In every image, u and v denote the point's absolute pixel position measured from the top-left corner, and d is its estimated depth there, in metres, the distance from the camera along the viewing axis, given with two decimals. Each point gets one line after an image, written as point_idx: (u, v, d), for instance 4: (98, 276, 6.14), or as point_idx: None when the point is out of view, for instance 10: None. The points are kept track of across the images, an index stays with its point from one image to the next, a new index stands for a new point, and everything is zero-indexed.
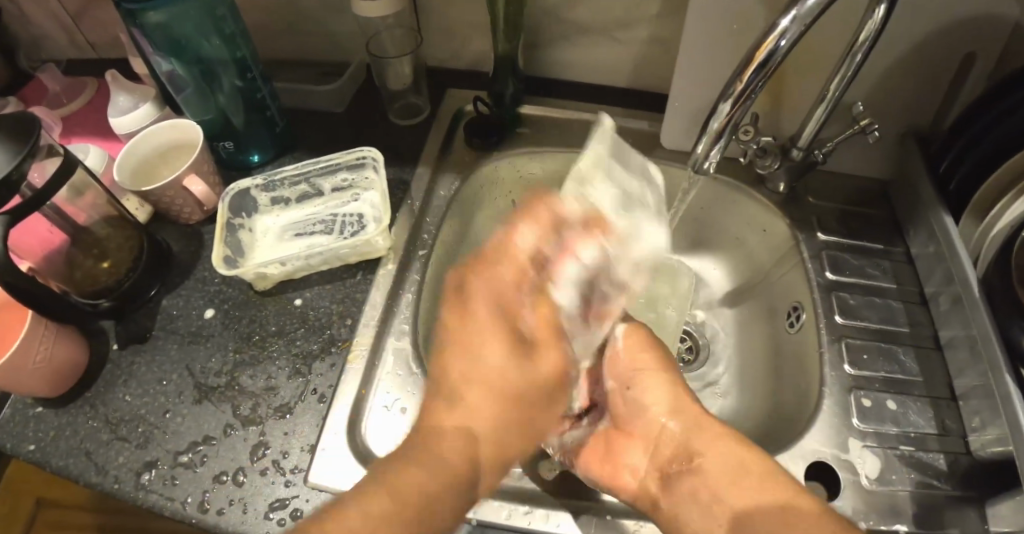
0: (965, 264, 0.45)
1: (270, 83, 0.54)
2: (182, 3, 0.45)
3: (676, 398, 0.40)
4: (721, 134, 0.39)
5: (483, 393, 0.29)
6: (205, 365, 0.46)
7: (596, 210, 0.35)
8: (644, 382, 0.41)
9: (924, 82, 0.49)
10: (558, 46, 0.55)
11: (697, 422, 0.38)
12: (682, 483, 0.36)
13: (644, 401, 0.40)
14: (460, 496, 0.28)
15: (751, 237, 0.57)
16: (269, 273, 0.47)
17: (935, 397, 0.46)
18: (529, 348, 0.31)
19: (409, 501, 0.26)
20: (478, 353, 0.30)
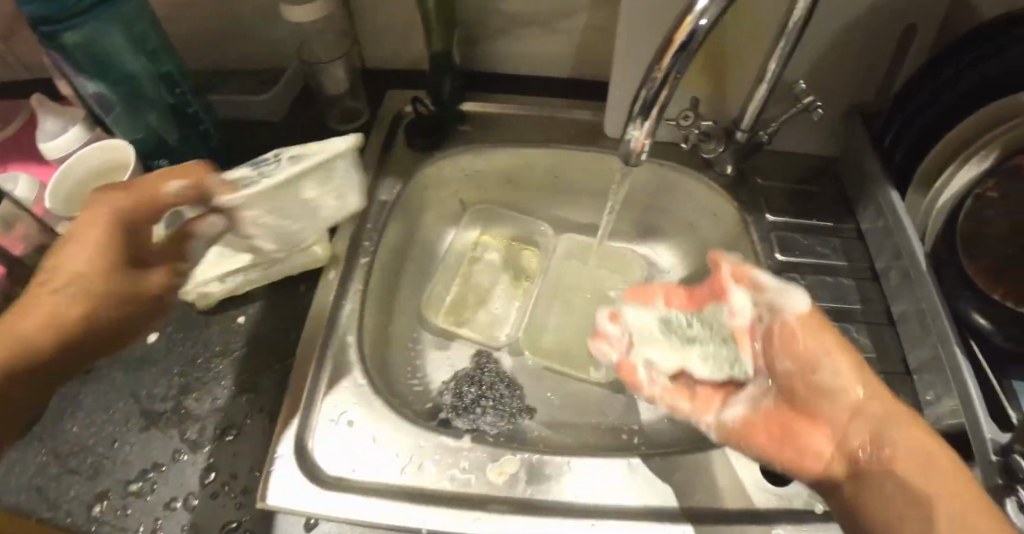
0: (912, 238, 0.45)
1: (200, 96, 0.53)
2: (105, 22, 0.43)
3: (875, 388, 0.33)
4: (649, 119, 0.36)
5: (47, 310, 0.30)
6: (151, 390, 0.45)
7: (687, 368, 0.42)
8: (818, 339, 0.36)
9: (867, 55, 0.48)
10: (496, 39, 0.53)
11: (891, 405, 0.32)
12: (874, 481, 0.31)
13: (833, 377, 0.35)
14: (79, 312, 0.31)
15: (702, 221, 0.56)
16: (206, 289, 0.46)
17: (890, 372, 0.46)
18: (135, 265, 0.34)
19: (53, 331, 0.31)
20: (89, 236, 0.32)
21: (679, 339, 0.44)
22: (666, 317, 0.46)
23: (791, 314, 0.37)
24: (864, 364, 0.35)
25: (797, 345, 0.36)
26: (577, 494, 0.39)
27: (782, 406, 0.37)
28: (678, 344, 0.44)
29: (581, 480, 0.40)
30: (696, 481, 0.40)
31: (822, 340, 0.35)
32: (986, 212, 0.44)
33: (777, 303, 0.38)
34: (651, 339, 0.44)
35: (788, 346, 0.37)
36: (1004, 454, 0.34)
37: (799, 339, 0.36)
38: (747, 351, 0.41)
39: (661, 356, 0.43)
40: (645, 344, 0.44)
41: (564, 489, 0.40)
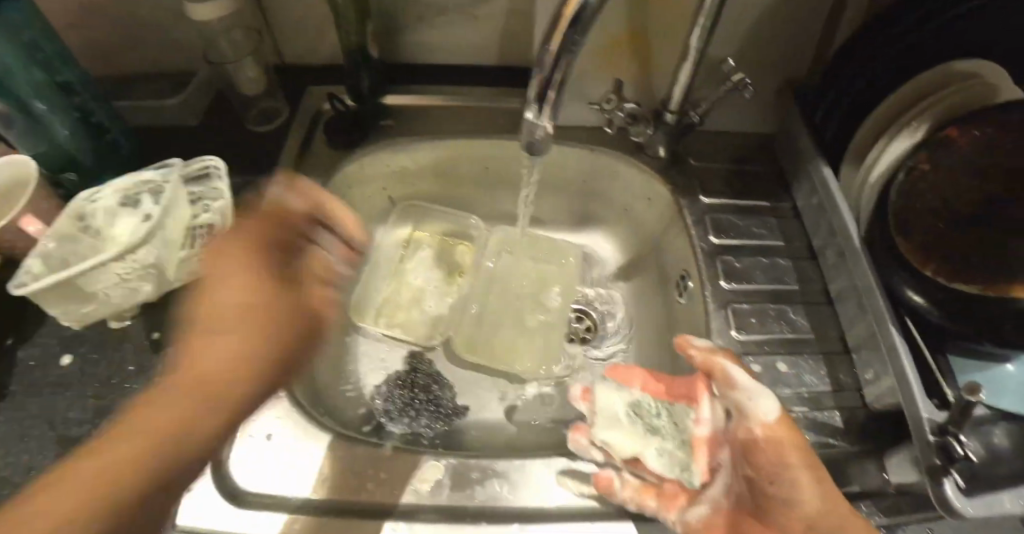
0: (845, 215, 0.44)
1: (104, 103, 0.50)
2: None
3: (833, 503, 0.32)
4: (546, 89, 0.33)
5: None
6: (67, 416, 0.42)
7: (643, 457, 0.40)
8: (778, 452, 0.34)
9: (796, 29, 0.47)
10: (416, 29, 0.51)
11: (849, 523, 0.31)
12: None
13: (792, 481, 0.33)
14: None
15: (637, 206, 0.54)
16: (82, 310, 0.41)
17: (829, 352, 0.45)
18: None
19: None
20: None
21: (643, 428, 0.41)
22: (635, 405, 0.43)
23: (757, 421, 0.35)
24: (822, 468, 0.33)
25: (764, 466, 0.34)
26: (509, 498, 0.38)
27: (743, 512, 0.35)
28: (641, 432, 0.41)
29: (514, 483, 0.39)
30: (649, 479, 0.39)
31: (784, 454, 0.33)
32: (918, 186, 0.41)
33: (745, 405, 0.36)
34: (613, 427, 0.42)
35: (752, 456, 0.35)
36: (941, 434, 0.34)
37: (763, 452, 0.34)
38: (703, 460, 0.37)
39: (632, 448, 0.40)
40: (608, 428, 0.41)
41: (495, 493, 0.38)
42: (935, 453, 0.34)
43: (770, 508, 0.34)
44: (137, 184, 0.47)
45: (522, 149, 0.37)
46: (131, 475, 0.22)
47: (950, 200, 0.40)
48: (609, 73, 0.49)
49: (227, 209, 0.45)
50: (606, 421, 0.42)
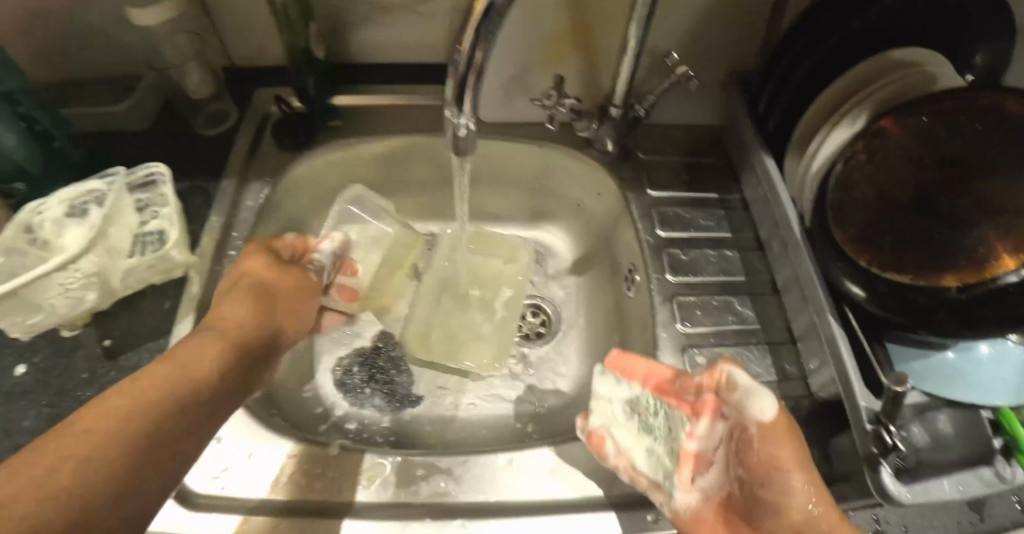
0: (785, 206, 0.45)
1: (52, 110, 0.49)
2: None
3: (826, 506, 0.30)
4: (463, 84, 0.32)
5: None
6: (20, 424, 0.43)
7: (635, 464, 0.36)
8: (780, 457, 0.31)
9: (740, 20, 0.47)
10: (360, 27, 0.50)
11: (840, 527, 0.29)
12: None
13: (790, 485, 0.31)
14: None
15: (588, 201, 0.54)
16: (31, 321, 0.40)
17: (774, 342, 0.46)
18: None
19: None
20: None
21: (639, 427, 0.38)
22: (635, 400, 0.39)
23: (752, 420, 0.32)
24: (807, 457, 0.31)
25: (771, 470, 0.31)
26: (454, 494, 0.39)
27: (727, 510, 0.34)
28: (636, 428, 0.38)
29: (459, 480, 0.39)
30: (602, 470, 0.40)
31: (779, 455, 0.31)
32: (854, 177, 0.42)
33: (743, 407, 0.32)
34: (620, 427, 0.38)
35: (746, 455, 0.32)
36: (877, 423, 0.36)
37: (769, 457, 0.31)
38: (685, 473, 0.33)
39: (624, 444, 0.37)
40: (610, 424, 0.38)
41: (438, 488, 0.39)
42: (872, 442, 0.36)
43: (770, 508, 0.31)
44: (82, 194, 0.47)
45: (449, 150, 0.37)
46: (115, 442, 0.23)
47: (886, 190, 0.40)
48: (552, 67, 0.49)
49: (175, 215, 0.45)
50: (614, 426, 0.39)
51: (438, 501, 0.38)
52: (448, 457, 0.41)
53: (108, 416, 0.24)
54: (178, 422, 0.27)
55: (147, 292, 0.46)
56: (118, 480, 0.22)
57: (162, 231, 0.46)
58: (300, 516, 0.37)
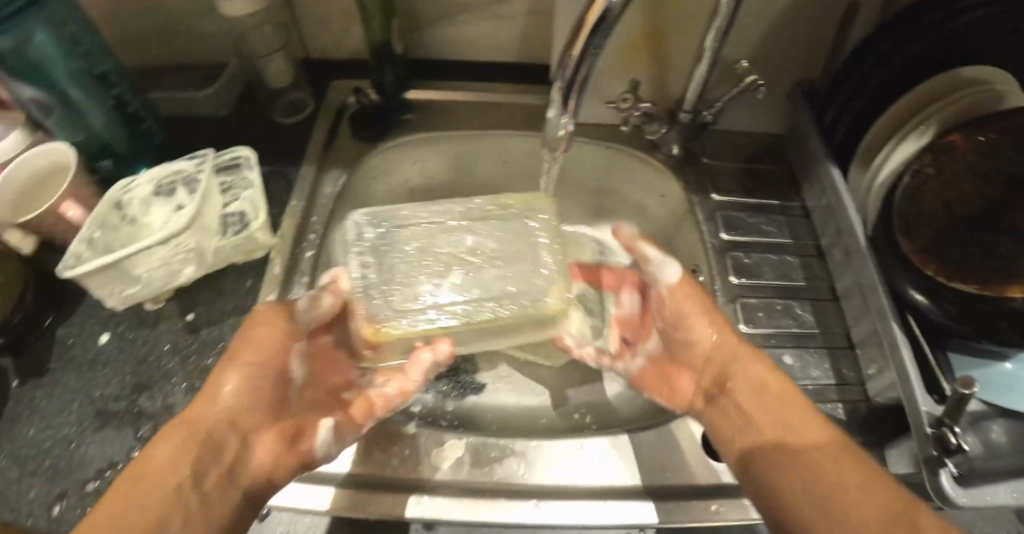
0: (852, 216, 0.45)
1: (141, 94, 0.53)
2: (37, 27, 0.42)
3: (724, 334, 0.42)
4: (569, 86, 0.36)
5: None
6: (106, 390, 0.45)
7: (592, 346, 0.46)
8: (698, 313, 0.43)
9: (812, 33, 0.48)
10: (438, 25, 0.52)
11: (737, 348, 0.42)
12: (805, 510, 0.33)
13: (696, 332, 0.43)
14: None
15: (652, 204, 0.56)
16: (128, 292, 0.43)
17: (833, 347, 0.47)
18: None
19: None
20: None
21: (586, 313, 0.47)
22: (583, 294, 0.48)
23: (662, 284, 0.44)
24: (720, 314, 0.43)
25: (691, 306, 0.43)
26: (523, 476, 0.41)
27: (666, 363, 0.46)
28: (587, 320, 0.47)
29: (529, 464, 0.41)
30: (665, 461, 0.42)
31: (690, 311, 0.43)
32: (922, 189, 0.42)
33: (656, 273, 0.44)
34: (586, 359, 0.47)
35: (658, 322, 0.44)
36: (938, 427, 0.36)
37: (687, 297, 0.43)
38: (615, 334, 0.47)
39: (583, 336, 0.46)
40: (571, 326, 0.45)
41: (508, 470, 0.41)
42: (933, 445, 0.35)
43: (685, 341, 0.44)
44: (170, 174, 0.49)
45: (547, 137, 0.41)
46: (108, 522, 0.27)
47: (953, 204, 0.42)
48: (626, 71, 0.51)
49: (259, 198, 0.47)
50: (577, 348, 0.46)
51: (507, 482, 0.40)
52: (518, 441, 0.43)
53: (144, 486, 0.30)
54: (199, 529, 0.30)
55: (228, 270, 0.49)
56: None
57: (243, 212, 0.48)
58: (379, 492, 0.39)
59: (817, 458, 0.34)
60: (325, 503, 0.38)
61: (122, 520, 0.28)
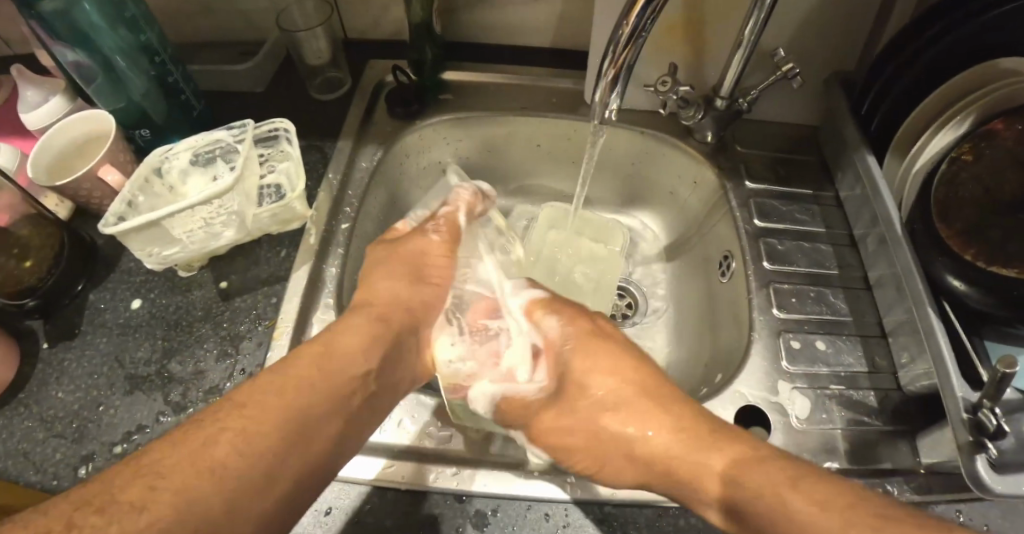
0: (888, 205, 0.45)
1: (181, 66, 0.53)
2: None
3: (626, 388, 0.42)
4: (619, 59, 0.36)
5: None
6: (134, 355, 0.45)
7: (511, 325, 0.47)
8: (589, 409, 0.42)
9: (846, 23, 0.49)
10: (477, 8, 0.53)
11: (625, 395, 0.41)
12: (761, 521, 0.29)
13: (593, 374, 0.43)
14: None
15: (684, 190, 0.58)
16: (166, 252, 0.44)
17: (865, 334, 0.47)
18: None
19: None
20: None
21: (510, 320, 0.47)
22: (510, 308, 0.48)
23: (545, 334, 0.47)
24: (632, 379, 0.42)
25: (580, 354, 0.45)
26: None
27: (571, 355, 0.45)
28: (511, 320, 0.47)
29: None
30: None
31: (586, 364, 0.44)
32: (959, 176, 0.42)
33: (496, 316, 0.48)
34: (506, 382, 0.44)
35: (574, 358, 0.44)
36: (974, 412, 0.34)
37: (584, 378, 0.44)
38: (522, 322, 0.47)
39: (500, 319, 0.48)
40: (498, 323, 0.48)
41: None
42: (966, 429, 0.34)
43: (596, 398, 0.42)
44: (208, 143, 0.48)
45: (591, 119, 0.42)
46: (293, 395, 0.32)
47: (992, 188, 0.41)
48: (664, 55, 0.52)
49: (297, 172, 0.47)
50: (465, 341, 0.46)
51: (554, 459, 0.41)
52: None
53: (331, 366, 0.36)
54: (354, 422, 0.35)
55: (263, 241, 0.49)
56: (266, 433, 0.30)
57: (279, 184, 0.48)
58: (412, 462, 0.39)
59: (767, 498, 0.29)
60: (352, 470, 0.39)
61: (309, 385, 0.33)
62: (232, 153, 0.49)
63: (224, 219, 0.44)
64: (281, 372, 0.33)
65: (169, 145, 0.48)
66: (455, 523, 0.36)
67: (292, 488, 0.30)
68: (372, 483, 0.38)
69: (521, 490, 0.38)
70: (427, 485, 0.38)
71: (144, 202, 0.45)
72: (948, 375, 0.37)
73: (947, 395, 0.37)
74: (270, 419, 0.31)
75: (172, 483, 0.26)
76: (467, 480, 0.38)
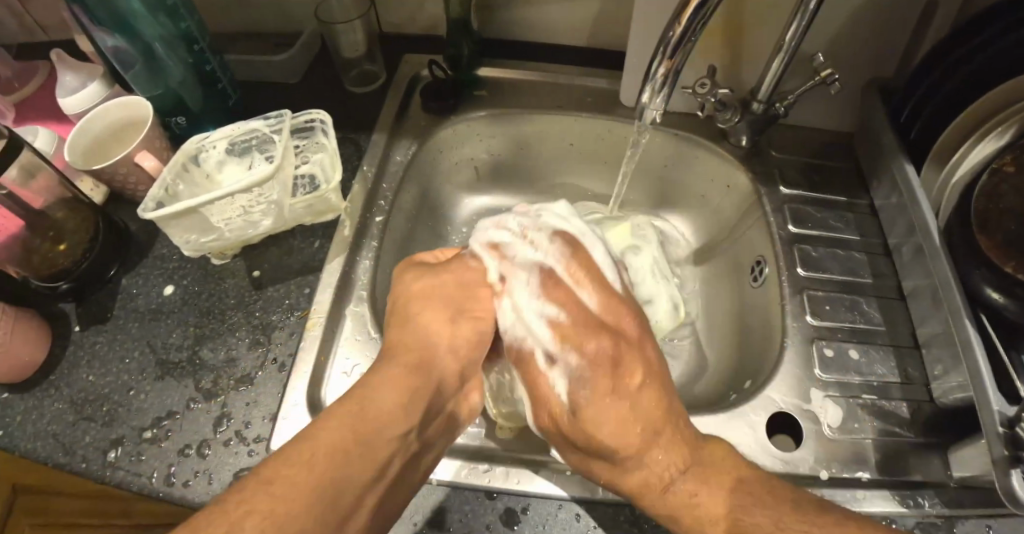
0: (926, 214, 0.45)
1: (219, 55, 0.53)
2: None
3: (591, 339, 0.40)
4: (666, 60, 0.36)
5: None
6: (166, 341, 0.45)
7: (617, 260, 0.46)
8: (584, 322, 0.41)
9: (885, 31, 0.49)
10: (514, 5, 0.53)
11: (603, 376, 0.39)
12: None
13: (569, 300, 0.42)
14: None
15: (716, 193, 0.59)
16: (203, 240, 0.44)
17: (898, 345, 0.46)
18: None
19: None
20: None
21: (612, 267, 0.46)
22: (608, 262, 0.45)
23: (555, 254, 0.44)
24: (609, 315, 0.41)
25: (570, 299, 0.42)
26: None
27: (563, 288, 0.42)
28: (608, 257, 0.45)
29: None
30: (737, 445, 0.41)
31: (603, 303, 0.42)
32: (1000, 189, 0.41)
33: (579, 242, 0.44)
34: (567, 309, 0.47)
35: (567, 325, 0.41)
36: (1011, 427, 0.33)
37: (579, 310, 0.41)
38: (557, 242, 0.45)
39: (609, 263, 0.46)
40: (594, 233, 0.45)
41: None
42: (1003, 445, 0.33)
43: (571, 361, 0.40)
44: (245, 133, 0.48)
45: (633, 118, 0.42)
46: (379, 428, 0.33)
47: None
48: (702, 58, 0.52)
49: (332, 164, 0.47)
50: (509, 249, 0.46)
51: None
52: None
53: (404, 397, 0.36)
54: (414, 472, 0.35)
55: (296, 231, 0.50)
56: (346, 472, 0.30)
57: (313, 175, 0.48)
58: (442, 456, 0.40)
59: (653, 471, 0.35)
60: None
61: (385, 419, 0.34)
62: (268, 144, 0.49)
63: (260, 209, 0.44)
64: (359, 399, 0.34)
65: (204, 132, 0.48)
66: (484, 521, 0.36)
67: (394, 479, 0.33)
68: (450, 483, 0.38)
69: (551, 489, 0.37)
70: (428, 479, 0.38)
71: (180, 190, 0.45)
72: (985, 387, 0.36)
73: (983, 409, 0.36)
74: (356, 453, 0.31)
75: (326, 460, 0.30)
76: (501, 477, 0.38)
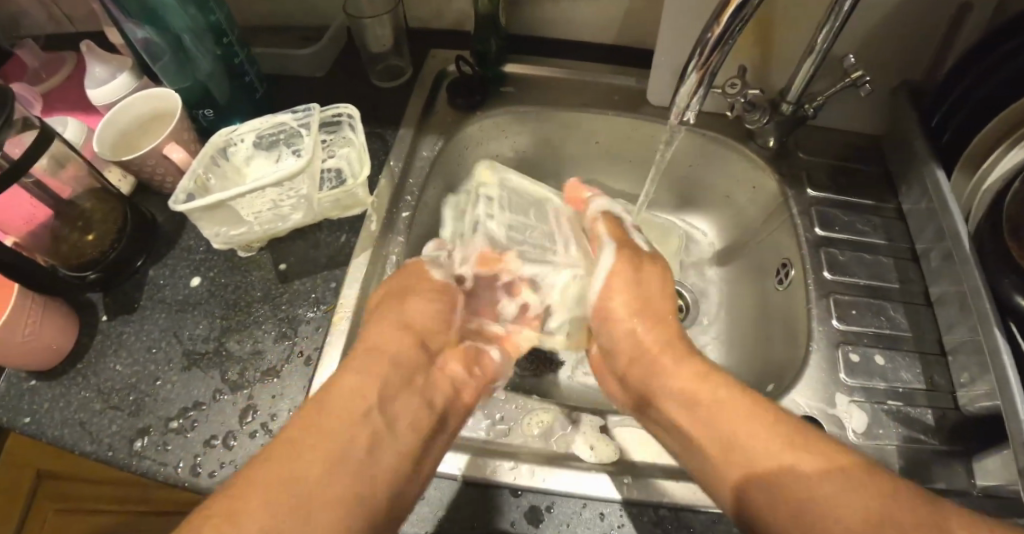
0: (956, 219, 0.44)
1: (247, 49, 0.53)
2: None
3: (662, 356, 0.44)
4: (701, 60, 0.36)
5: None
6: (192, 332, 0.46)
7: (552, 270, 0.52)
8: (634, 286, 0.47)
9: (919, 33, 0.48)
10: (542, 2, 0.53)
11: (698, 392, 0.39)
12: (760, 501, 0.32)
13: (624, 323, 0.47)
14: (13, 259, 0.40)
15: (742, 194, 0.58)
16: (232, 232, 0.44)
17: (925, 352, 0.46)
18: None
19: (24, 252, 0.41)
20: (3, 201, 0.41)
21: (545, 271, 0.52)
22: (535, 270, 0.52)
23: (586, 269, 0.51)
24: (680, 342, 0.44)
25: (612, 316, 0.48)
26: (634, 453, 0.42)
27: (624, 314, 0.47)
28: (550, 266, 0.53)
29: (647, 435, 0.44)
30: None
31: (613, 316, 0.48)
32: None
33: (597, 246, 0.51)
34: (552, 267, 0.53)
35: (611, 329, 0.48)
36: None
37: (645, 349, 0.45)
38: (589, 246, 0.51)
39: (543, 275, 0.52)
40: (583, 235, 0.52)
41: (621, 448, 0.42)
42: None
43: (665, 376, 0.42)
44: (273, 126, 0.48)
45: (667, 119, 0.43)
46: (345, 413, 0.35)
47: None
48: (732, 59, 0.51)
49: (359, 159, 0.47)
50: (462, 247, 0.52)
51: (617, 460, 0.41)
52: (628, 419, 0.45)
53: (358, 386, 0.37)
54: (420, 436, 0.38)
55: (322, 225, 0.50)
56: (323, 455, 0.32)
57: (339, 169, 0.49)
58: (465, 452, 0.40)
59: (763, 453, 0.33)
60: None
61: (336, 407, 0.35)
62: (295, 137, 0.49)
63: (287, 202, 0.44)
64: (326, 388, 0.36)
65: (233, 124, 0.48)
66: (509, 518, 0.36)
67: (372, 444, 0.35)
68: (463, 477, 0.38)
69: (577, 488, 0.37)
70: (455, 474, 0.38)
71: (207, 181, 0.45)
72: (1014, 396, 0.35)
73: (1011, 420, 0.35)
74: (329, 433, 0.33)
75: (273, 472, 0.30)
76: (528, 475, 0.38)
